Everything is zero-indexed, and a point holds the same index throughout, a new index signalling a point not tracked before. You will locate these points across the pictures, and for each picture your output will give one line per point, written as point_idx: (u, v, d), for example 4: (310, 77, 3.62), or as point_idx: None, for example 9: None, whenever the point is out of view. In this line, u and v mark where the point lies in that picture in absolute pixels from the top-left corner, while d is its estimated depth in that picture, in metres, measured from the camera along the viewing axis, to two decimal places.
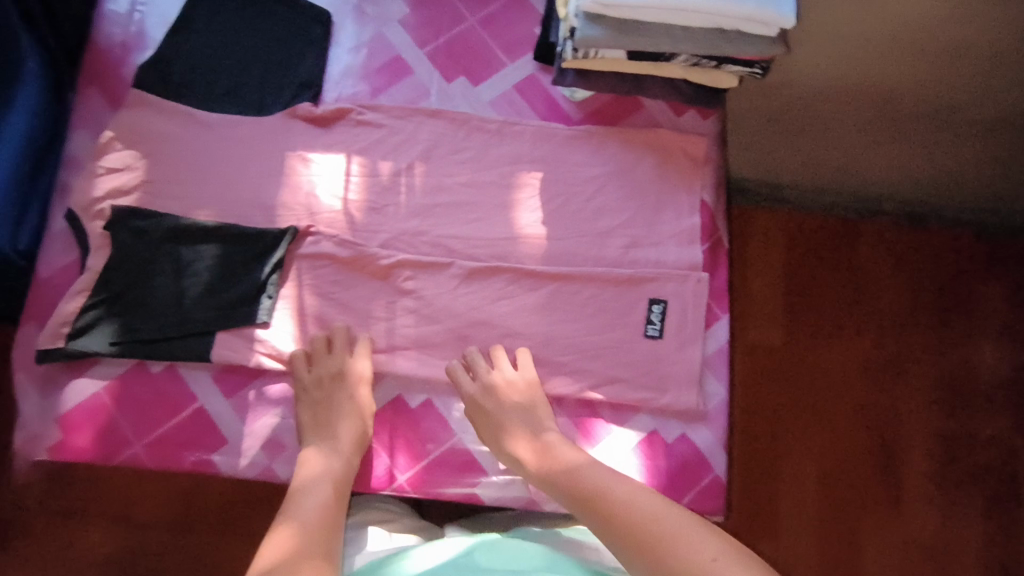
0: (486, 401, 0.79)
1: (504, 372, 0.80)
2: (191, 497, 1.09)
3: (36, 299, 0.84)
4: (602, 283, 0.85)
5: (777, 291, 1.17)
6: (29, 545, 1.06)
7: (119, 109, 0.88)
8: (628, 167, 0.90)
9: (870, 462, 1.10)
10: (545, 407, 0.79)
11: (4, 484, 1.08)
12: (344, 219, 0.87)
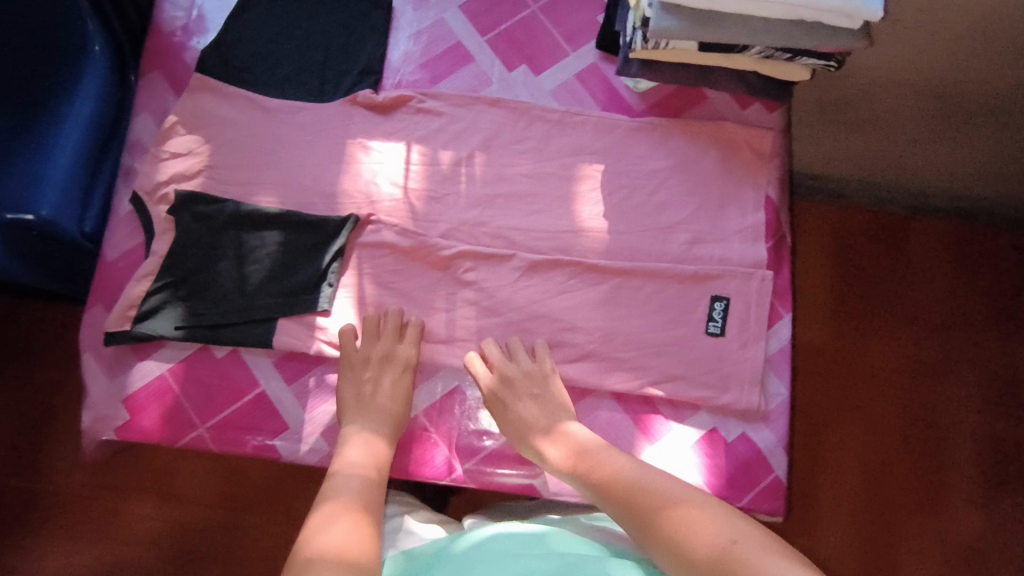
0: (503, 394, 0.79)
1: (522, 365, 0.80)
2: (233, 476, 1.11)
3: (102, 281, 0.84)
4: (665, 279, 0.85)
5: (828, 285, 1.15)
6: (74, 515, 1.09)
7: (182, 93, 0.88)
8: (692, 161, 0.88)
9: (914, 461, 1.07)
10: (562, 400, 0.79)
11: (53, 455, 1.11)
12: (405, 207, 0.86)
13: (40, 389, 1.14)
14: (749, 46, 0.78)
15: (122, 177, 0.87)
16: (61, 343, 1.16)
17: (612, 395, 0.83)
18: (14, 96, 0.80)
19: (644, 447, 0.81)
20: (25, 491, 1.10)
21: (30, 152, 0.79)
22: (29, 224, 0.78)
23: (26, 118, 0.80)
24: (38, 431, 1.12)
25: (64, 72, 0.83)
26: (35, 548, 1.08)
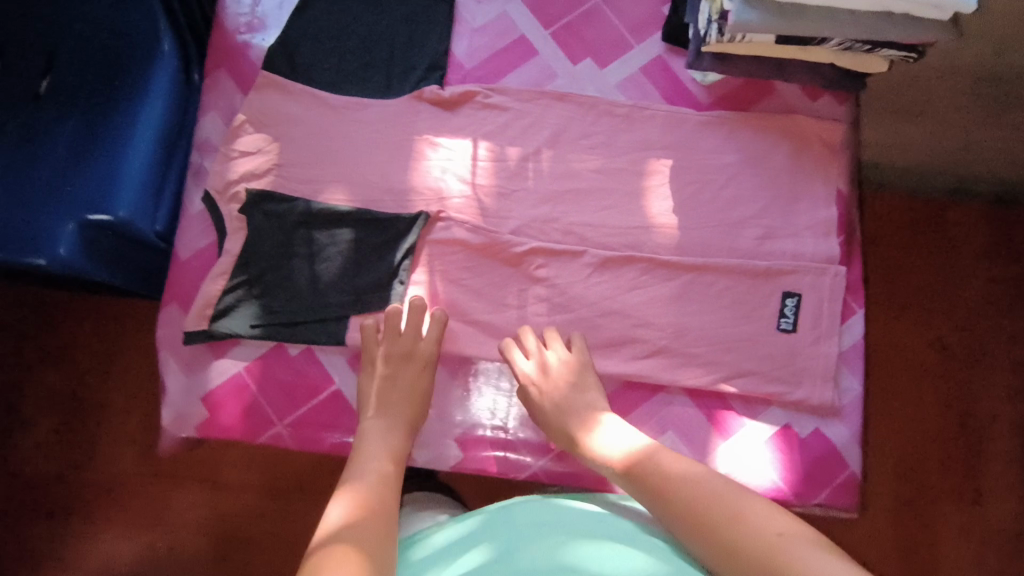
0: (539, 381, 0.79)
1: (556, 352, 0.80)
2: (278, 465, 1.12)
3: (177, 280, 0.85)
4: (736, 275, 0.84)
5: (878, 272, 1.13)
6: (129, 500, 1.13)
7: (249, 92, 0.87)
8: (760, 156, 0.88)
9: (953, 451, 1.07)
10: (597, 387, 0.78)
11: (108, 443, 1.15)
12: (474, 204, 0.86)
13: (90, 379, 1.17)
14: (828, 38, 0.76)
15: (191, 177, 0.87)
16: (110, 334, 1.18)
17: (685, 391, 0.83)
18: (89, 101, 0.83)
19: (718, 443, 0.81)
20: (76, 478, 1.14)
21: (106, 155, 0.81)
22: (107, 225, 0.80)
23: (100, 121, 0.82)
24: (88, 420, 1.16)
25: (134, 74, 0.84)
26: (86, 532, 1.12)
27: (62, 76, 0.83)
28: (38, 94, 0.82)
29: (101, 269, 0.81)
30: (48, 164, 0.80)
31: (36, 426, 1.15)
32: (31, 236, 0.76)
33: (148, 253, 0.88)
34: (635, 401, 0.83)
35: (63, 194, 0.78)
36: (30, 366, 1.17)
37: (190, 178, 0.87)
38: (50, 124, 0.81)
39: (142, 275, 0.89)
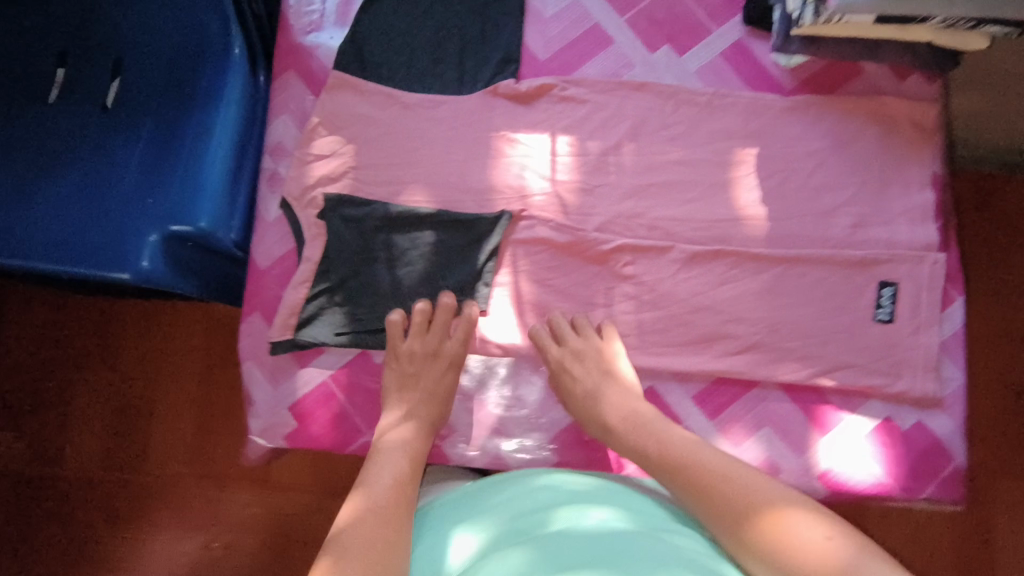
0: (572, 367, 0.77)
1: (589, 340, 0.78)
2: (329, 464, 1.12)
3: (257, 289, 0.84)
4: (829, 266, 0.82)
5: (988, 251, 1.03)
6: (182, 503, 1.13)
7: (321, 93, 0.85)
8: (849, 140, 0.84)
9: None
10: (630, 376, 0.77)
11: (161, 446, 1.15)
12: (556, 202, 0.83)
13: (143, 385, 1.17)
14: (931, 17, 0.72)
15: (266, 182, 0.86)
16: (160, 338, 1.17)
17: (779, 386, 0.81)
18: (161, 112, 0.82)
19: (817, 439, 0.80)
20: (132, 481, 1.14)
21: (182, 165, 0.80)
22: (189, 236, 0.79)
23: (174, 131, 0.82)
24: (140, 423, 1.15)
25: (205, 81, 0.83)
26: (145, 536, 1.12)
27: (130, 87, 0.83)
28: (105, 107, 0.82)
29: (184, 282, 0.79)
30: (127, 178, 0.79)
31: (90, 431, 1.15)
32: (115, 251, 0.75)
33: (226, 264, 0.87)
34: (728, 398, 0.82)
35: (144, 207, 0.78)
36: (82, 374, 1.17)
37: (265, 184, 0.85)
38: (125, 137, 0.81)
39: (222, 287, 0.87)
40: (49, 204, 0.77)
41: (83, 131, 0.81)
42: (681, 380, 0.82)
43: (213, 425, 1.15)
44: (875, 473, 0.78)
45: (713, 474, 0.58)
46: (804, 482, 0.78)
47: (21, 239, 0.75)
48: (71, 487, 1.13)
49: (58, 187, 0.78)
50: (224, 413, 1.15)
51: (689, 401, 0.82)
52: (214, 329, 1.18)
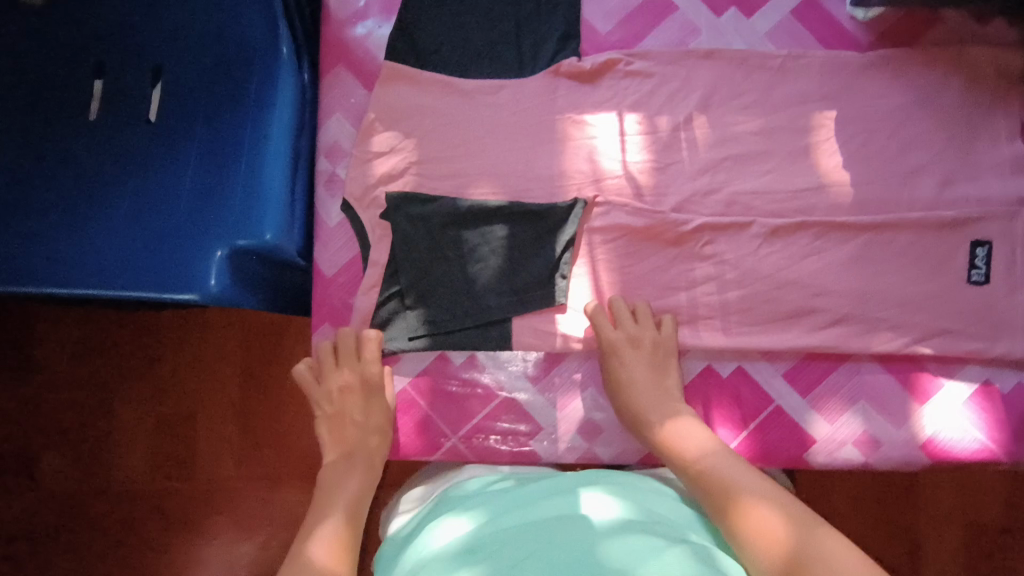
0: (628, 352, 0.75)
1: (648, 330, 0.77)
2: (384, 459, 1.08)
3: (325, 298, 0.82)
4: (921, 228, 0.78)
5: None
6: (233, 509, 1.08)
7: (374, 85, 0.83)
8: (930, 94, 0.80)
9: None
10: (674, 373, 0.77)
11: (208, 452, 1.09)
12: (630, 184, 0.80)
13: (185, 391, 1.11)
14: None
15: (325, 186, 0.83)
16: (199, 344, 1.11)
17: (873, 357, 0.79)
18: (210, 123, 0.79)
19: (917, 407, 0.78)
20: (182, 490, 1.09)
21: (241, 176, 0.77)
22: (255, 250, 0.76)
23: (227, 141, 0.79)
24: (185, 431, 1.10)
25: (255, 88, 0.80)
26: (196, 543, 1.08)
27: (174, 98, 0.80)
28: (149, 121, 0.79)
29: (255, 298, 0.76)
30: (184, 193, 0.76)
31: (133, 445, 1.09)
32: (183, 272, 0.71)
33: (288, 275, 0.84)
34: (821, 374, 0.79)
35: (208, 223, 0.75)
36: (117, 386, 1.10)
37: (324, 188, 0.83)
38: (175, 151, 0.78)
39: (287, 301, 0.84)
40: (105, 227, 0.73)
41: (132, 147, 0.78)
42: (770, 359, 0.80)
43: (259, 426, 1.09)
44: (975, 439, 0.76)
45: (766, 533, 0.57)
46: (905, 454, 0.77)
47: (79, 265, 0.70)
48: (115, 501, 1.08)
49: (111, 208, 0.75)
50: (270, 411, 1.09)
51: (779, 380, 0.80)
52: (255, 326, 1.11)
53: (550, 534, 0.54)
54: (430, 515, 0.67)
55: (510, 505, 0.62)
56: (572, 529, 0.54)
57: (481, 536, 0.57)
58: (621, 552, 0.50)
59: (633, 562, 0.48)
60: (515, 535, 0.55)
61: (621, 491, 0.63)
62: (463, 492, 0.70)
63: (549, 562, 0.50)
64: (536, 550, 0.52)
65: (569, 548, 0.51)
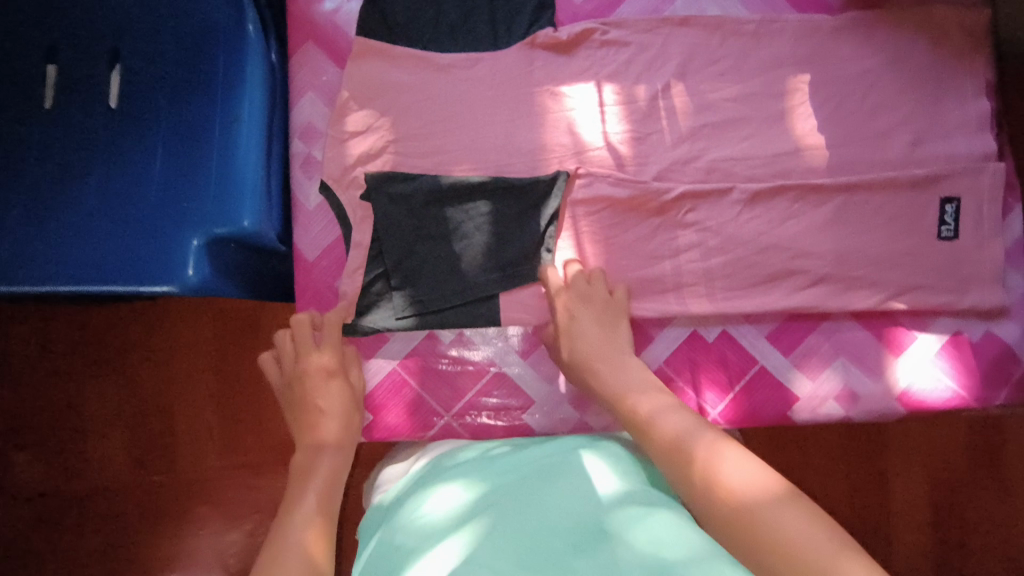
0: (577, 308, 0.74)
1: (600, 289, 0.75)
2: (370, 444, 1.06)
3: (307, 282, 0.81)
4: (893, 188, 0.80)
5: None
6: (215, 502, 1.06)
7: (345, 63, 0.83)
8: (899, 55, 0.82)
9: None
10: (626, 331, 0.74)
11: (188, 445, 1.07)
12: (612, 155, 0.81)
13: (160, 383, 1.07)
14: None
15: (301, 168, 0.83)
16: (171, 336, 1.08)
17: (851, 315, 0.82)
18: (176, 106, 0.76)
19: (892, 359, 0.81)
20: (163, 484, 1.06)
21: (214, 160, 0.75)
22: (232, 237, 0.74)
23: (195, 124, 0.76)
24: (161, 426, 1.07)
25: (223, 68, 0.77)
26: (183, 537, 1.06)
27: (136, 81, 0.76)
28: (111, 108, 0.75)
29: (235, 286, 0.75)
30: (153, 180, 0.73)
31: (109, 441, 1.06)
32: (161, 262, 0.70)
33: (267, 261, 0.82)
34: (801, 334, 0.82)
35: (182, 211, 0.72)
36: (90, 382, 1.07)
37: (300, 169, 0.83)
38: (142, 137, 0.75)
39: (266, 286, 0.82)
40: (73, 221, 0.71)
41: (94, 134, 0.74)
42: (753, 321, 0.82)
43: (242, 414, 1.07)
44: (947, 387, 0.80)
45: (722, 493, 0.50)
46: (882, 406, 0.80)
47: (50, 262, 0.68)
48: (95, 500, 1.05)
49: (77, 200, 0.71)
50: (247, 400, 1.07)
51: (762, 343, 0.82)
52: (227, 314, 1.08)
53: (557, 496, 0.55)
54: (415, 486, 0.66)
55: (515, 474, 0.62)
56: (579, 492, 0.55)
57: (467, 504, 0.57)
58: (625, 515, 0.51)
59: (636, 523, 0.49)
60: (523, 498, 0.56)
61: (631, 463, 0.62)
62: (455, 463, 0.68)
63: (556, 526, 0.51)
64: (542, 513, 0.53)
65: (575, 513, 0.52)
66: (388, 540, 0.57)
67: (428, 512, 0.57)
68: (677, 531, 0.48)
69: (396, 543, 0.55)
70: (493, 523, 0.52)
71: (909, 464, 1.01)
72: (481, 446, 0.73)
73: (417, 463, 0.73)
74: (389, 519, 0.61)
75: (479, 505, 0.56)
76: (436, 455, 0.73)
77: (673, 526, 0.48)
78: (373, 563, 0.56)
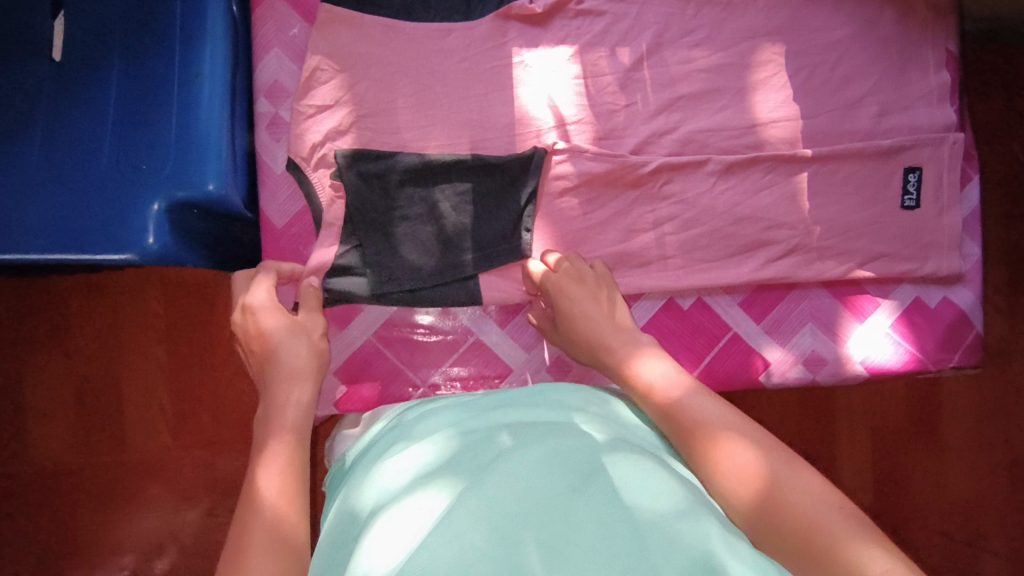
0: (571, 288, 0.72)
1: (584, 270, 0.74)
2: None
3: (276, 252, 0.78)
4: (860, 159, 0.82)
5: (992, 127, 1.06)
6: (165, 481, 1.02)
7: (314, 21, 0.79)
8: (869, 25, 0.83)
9: (999, 377, 1.07)
10: (622, 303, 0.74)
11: (139, 422, 1.02)
12: (596, 127, 0.80)
13: (108, 358, 1.03)
14: None
15: (268, 129, 0.79)
16: (125, 308, 1.03)
17: (820, 283, 0.84)
18: (128, 61, 0.72)
19: (856, 322, 0.84)
20: (113, 463, 1.02)
21: (173, 122, 0.70)
22: (195, 203, 0.70)
23: (150, 80, 0.71)
24: (111, 402, 1.02)
25: (180, 20, 0.73)
26: (129, 517, 1.02)
27: (83, 31, 0.71)
28: (54, 60, 0.70)
29: (200, 255, 0.72)
30: (106, 142, 0.69)
31: (57, 419, 1.02)
32: (118, 228, 0.66)
33: (231, 229, 0.78)
34: (773, 300, 0.84)
35: (141, 175, 0.68)
36: (35, 356, 1.02)
37: (267, 131, 0.79)
38: (92, 95, 0.70)
39: (232, 256, 0.79)
40: (18, 182, 0.67)
41: (39, 90, 0.69)
42: (728, 290, 0.84)
43: (195, 390, 1.03)
44: (905, 347, 0.83)
45: (739, 474, 0.49)
46: (847, 370, 0.83)
47: None
48: (39, 480, 1.01)
49: (20, 162, 0.67)
50: (200, 377, 1.03)
51: (735, 309, 0.84)
52: (178, 286, 1.03)
53: (540, 435, 0.49)
54: (381, 443, 0.60)
55: (486, 420, 0.55)
56: (563, 430, 0.49)
57: (441, 451, 0.51)
58: (615, 459, 0.46)
59: (627, 470, 0.45)
60: (500, 442, 0.49)
61: (599, 411, 0.57)
62: (415, 419, 0.61)
63: (544, 469, 0.44)
64: (527, 449, 0.46)
65: (565, 452, 0.46)
66: (349, 508, 0.50)
67: (394, 471, 0.50)
68: (666, 485, 0.44)
69: (360, 511, 0.48)
70: (476, 468, 0.46)
71: (853, 433, 1.07)
72: (441, 398, 0.68)
73: (375, 426, 0.69)
74: (352, 482, 0.55)
75: (450, 454, 0.49)
76: (394, 415, 0.69)
77: (664, 482, 0.44)
78: (334, 532, 0.49)
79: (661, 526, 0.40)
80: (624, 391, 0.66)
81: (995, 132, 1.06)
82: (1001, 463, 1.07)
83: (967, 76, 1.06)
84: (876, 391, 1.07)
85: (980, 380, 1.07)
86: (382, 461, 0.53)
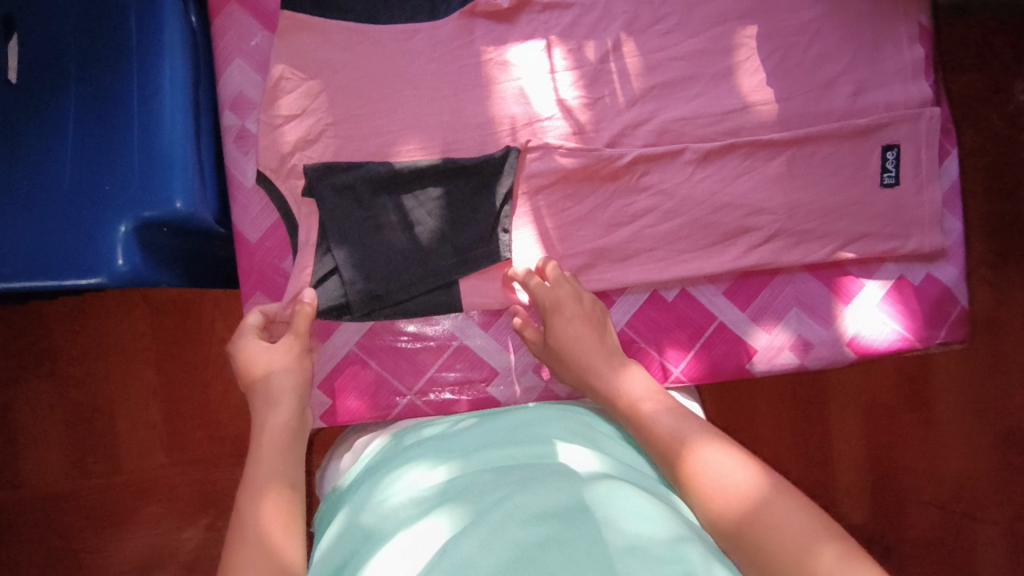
0: (564, 308, 0.72)
1: (573, 288, 0.74)
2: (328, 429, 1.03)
3: (251, 266, 0.76)
4: (838, 139, 0.81)
5: (969, 98, 1.05)
6: (161, 501, 1.01)
7: (275, 29, 0.78)
8: (841, 2, 0.82)
9: (986, 349, 1.07)
10: (608, 323, 0.74)
11: (129, 442, 1.01)
12: (570, 122, 0.79)
13: (95, 378, 1.01)
14: None
15: (235, 141, 0.77)
16: (103, 328, 1.01)
17: (804, 267, 0.84)
18: (86, 79, 0.70)
19: (842, 306, 0.83)
20: (106, 483, 1.01)
21: (134, 138, 0.69)
22: (164, 221, 0.68)
23: (110, 97, 0.70)
24: (100, 423, 1.01)
25: (136, 34, 0.71)
26: (126, 538, 1.01)
27: (36, 50, 0.70)
28: (9, 82, 0.69)
29: (172, 274, 0.70)
30: (66, 163, 0.68)
31: (47, 443, 1.01)
32: (85, 252, 0.64)
33: (204, 244, 0.77)
34: (757, 286, 0.83)
35: (104, 195, 0.67)
36: (22, 380, 1.01)
37: (234, 144, 0.77)
38: (51, 116, 0.69)
39: (206, 272, 0.78)
40: None
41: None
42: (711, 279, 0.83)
43: (184, 407, 1.01)
44: (894, 329, 0.83)
45: (715, 493, 0.51)
46: (835, 352, 0.82)
47: None
48: (32, 506, 1.00)
49: None
50: (188, 394, 1.02)
51: (721, 298, 0.83)
52: (160, 302, 1.02)
53: (527, 478, 0.48)
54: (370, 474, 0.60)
55: (470, 460, 0.54)
56: (550, 472, 0.49)
57: (436, 491, 0.50)
58: (603, 491, 0.45)
59: (612, 501, 0.44)
60: (492, 483, 0.48)
61: (588, 441, 0.57)
62: (398, 451, 0.61)
63: (541, 506, 0.43)
64: (510, 494, 0.45)
65: (550, 489, 0.45)
66: (344, 547, 0.49)
67: (390, 513, 0.49)
68: (654, 516, 0.44)
69: (354, 552, 0.48)
70: (464, 516, 0.45)
71: (844, 411, 1.07)
72: (433, 421, 0.70)
73: (372, 448, 0.69)
74: (337, 523, 0.55)
75: (437, 499, 0.49)
76: (392, 435, 0.69)
77: (655, 516, 0.44)
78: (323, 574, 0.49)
79: (652, 552, 0.40)
80: (606, 412, 0.67)
81: (973, 104, 1.05)
82: (990, 434, 1.07)
83: (942, 49, 1.05)
84: (865, 369, 1.07)
85: (968, 353, 1.07)
86: (372, 498, 0.53)
